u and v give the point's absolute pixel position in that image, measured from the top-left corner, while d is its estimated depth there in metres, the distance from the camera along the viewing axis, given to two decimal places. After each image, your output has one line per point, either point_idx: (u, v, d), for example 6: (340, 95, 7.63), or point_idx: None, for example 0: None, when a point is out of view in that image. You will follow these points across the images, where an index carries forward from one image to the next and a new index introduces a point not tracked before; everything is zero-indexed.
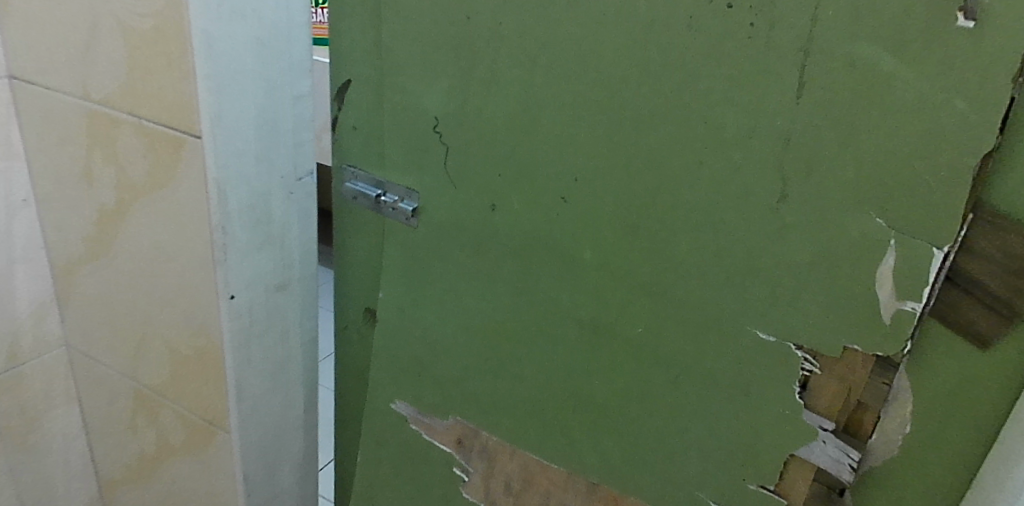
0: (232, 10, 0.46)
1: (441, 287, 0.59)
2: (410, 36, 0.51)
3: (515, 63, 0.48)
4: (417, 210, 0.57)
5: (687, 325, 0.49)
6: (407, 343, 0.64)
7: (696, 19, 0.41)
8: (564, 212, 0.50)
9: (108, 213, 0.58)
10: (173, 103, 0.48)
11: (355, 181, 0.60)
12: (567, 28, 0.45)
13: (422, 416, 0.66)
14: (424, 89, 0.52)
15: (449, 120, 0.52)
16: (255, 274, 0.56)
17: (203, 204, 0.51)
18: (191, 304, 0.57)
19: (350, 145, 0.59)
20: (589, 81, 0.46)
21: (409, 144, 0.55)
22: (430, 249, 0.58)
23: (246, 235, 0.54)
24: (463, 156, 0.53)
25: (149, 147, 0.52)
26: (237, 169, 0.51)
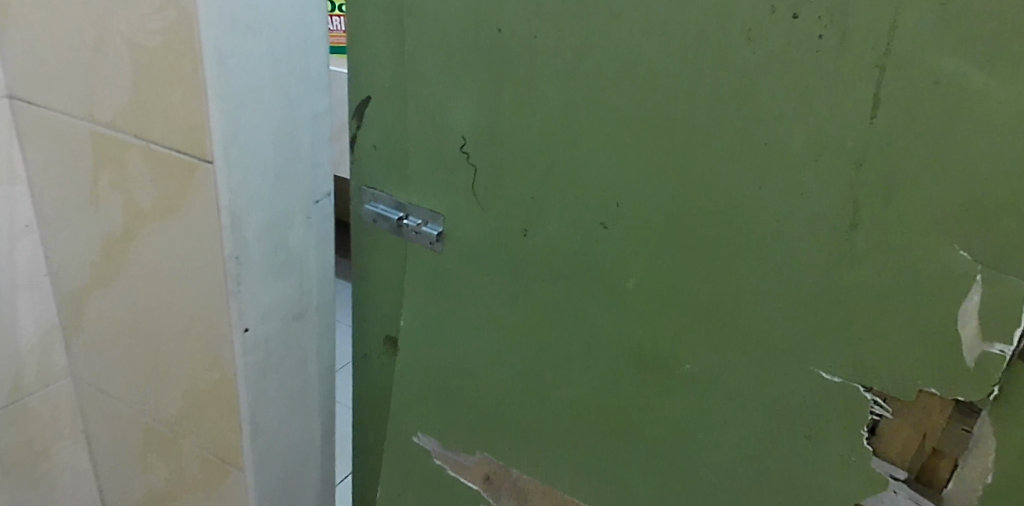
0: (246, 25, 0.42)
1: (468, 315, 0.55)
2: (436, 49, 0.48)
3: (551, 80, 0.44)
4: (442, 235, 0.54)
5: (742, 361, 0.45)
6: (432, 373, 0.60)
7: (758, 31, 0.37)
8: (606, 238, 0.47)
9: (116, 240, 0.54)
10: (184, 125, 0.45)
11: (375, 204, 0.57)
12: (609, 40, 0.41)
13: (447, 451, 0.62)
14: (451, 106, 0.49)
15: (478, 140, 0.48)
16: (270, 304, 0.52)
17: (215, 232, 0.48)
18: (204, 335, 0.53)
19: (369, 165, 0.56)
20: (634, 99, 0.42)
21: (433, 165, 0.52)
22: (457, 275, 0.54)
23: (262, 263, 0.50)
24: (494, 178, 0.49)
25: (158, 171, 0.48)
26: (252, 194, 0.47)
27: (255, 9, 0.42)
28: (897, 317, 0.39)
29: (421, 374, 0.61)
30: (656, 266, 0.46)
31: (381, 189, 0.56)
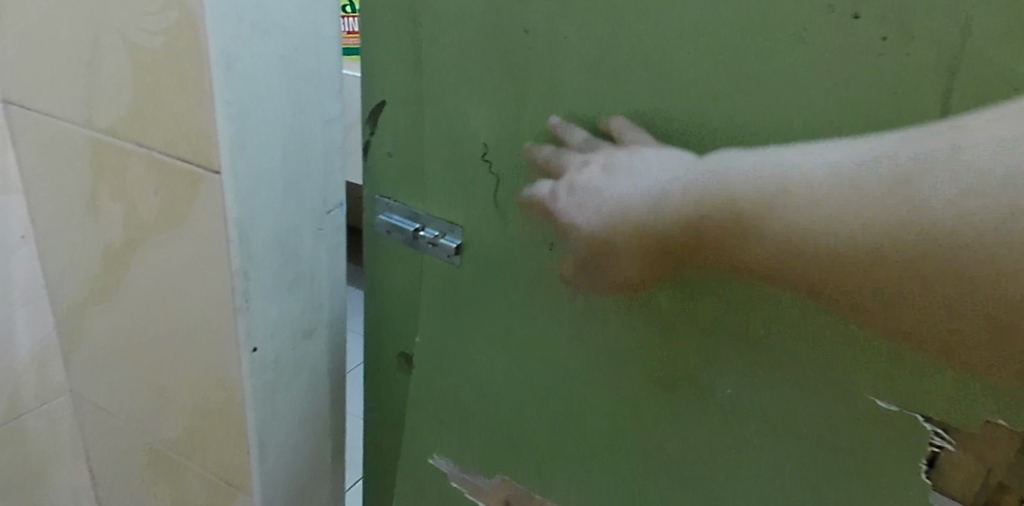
0: (254, 25, 0.39)
1: (487, 332, 0.51)
2: (450, 49, 0.43)
3: (576, 84, 0.40)
4: (462, 248, 0.49)
5: (786, 385, 0.41)
6: (450, 392, 0.56)
7: (812, 31, 0.32)
8: (607, 172, 0.40)
9: (116, 253, 0.51)
10: (189, 132, 0.42)
11: (389, 213, 0.52)
12: (641, 41, 0.37)
13: (465, 474, 0.59)
14: (470, 113, 0.45)
15: (501, 149, 0.44)
16: (279, 321, 0.49)
17: (222, 246, 0.44)
18: (209, 354, 0.50)
19: (381, 174, 0.51)
20: (674, 105, 0.37)
21: (451, 175, 0.47)
22: (477, 293, 0.50)
23: (272, 278, 0.47)
24: (517, 189, 0.45)
25: (161, 182, 0.45)
26: (261, 206, 0.44)
27: (264, 8, 0.39)
28: (964, 234, 0.31)
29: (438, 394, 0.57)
30: (665, 154, 0.38)
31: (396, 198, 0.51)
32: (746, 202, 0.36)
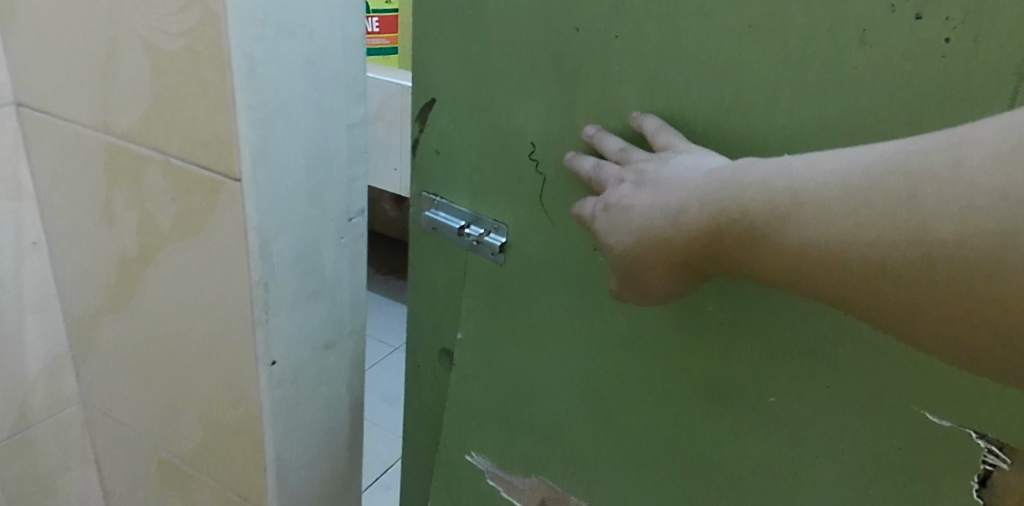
0: (278, 27, 0.38)
1: (529, 334, 0.49)
2: (500, 40, 0.41)
3: (628, 85, 0.38)
4: (507, 246, 0.47)
5: (835, 400, 0.39)
6: (484, 396, 0.54)
7: (873, 32, 0.30)
8: (638, 184, 0.34)
9: (130, 261, 0.50)
10: (207, 138, 0.40)
11: (436, 211, 0.50)
12: (694, 37, 0.35)
13: (501, 472, 0.55)
14: (517, 108, 0.42)
15: (548, 147, 0.42)
16: (299, 334, 0.47)
17: (240, 257, 0.43)
18: (225, 367, 0.49)
19: (426, 169, 0.49)
20: (752, 108, 0.34)
21: (498, 172, 0.45)
22: (520, 294, 0.48)
23: (292, 290, 0.45)
24: (563, 189, 0.42)
25: (178, 189, 0.44)
26: (282, 215, 0.42)
27: (287, 9, 0.38)
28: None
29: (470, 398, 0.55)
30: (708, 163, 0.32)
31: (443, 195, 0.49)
32: (757, 212, 0.28)
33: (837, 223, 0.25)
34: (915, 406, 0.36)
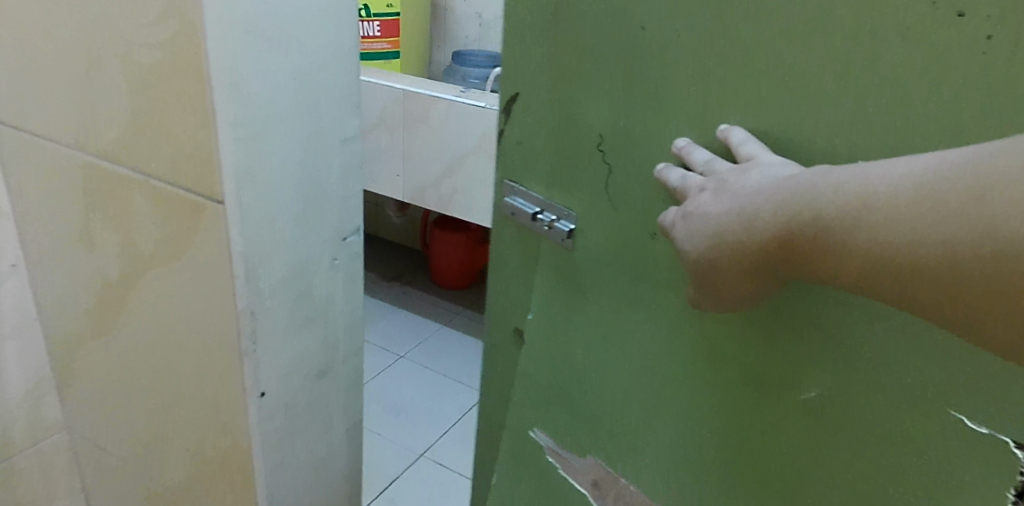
0: (267, 38, 0.35)
1: (581, 323, 0.48)
2: (572, 24, 0.40)
3: (680, 78, 0.36)
4: (574, 232, 0.46)
5: (858, 393, 0.35)
6: (529, 382, 0.52)
7: (924, 36, 0.28)
8: (717, 195, 0.32)
9: (112, 286, 0.47)
10: (189, 156, 0.37)
11: (514, 196, 0.50)
12: (742, 29, 0.33)
13: (559, 450, 0.50)
14: (587, 97, 0.42)
15: (615, 137, 0.41)
16: (291, 361, 0.45)
17: (226, 284, 0.40)
18: (213, 398, 0.45)
19: (511, 159, 0.49)
20: (818, 125, 0.31)
21: (569, 161, 0.45)
22: (580, 283, 0.47)
23: (283, 315, 0.43)
24: (624, 175, 0.41)
25: (161, 212, 0.41)
26: (271, 238, 0.40)
27: (276, 16, 0.35)
28: None
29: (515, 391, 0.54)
30: (786, 172, 0.30)
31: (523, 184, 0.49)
32: (830, 216, 0.26)
33: (908, 236, 0.25)
34: (944, 405, 0.32)
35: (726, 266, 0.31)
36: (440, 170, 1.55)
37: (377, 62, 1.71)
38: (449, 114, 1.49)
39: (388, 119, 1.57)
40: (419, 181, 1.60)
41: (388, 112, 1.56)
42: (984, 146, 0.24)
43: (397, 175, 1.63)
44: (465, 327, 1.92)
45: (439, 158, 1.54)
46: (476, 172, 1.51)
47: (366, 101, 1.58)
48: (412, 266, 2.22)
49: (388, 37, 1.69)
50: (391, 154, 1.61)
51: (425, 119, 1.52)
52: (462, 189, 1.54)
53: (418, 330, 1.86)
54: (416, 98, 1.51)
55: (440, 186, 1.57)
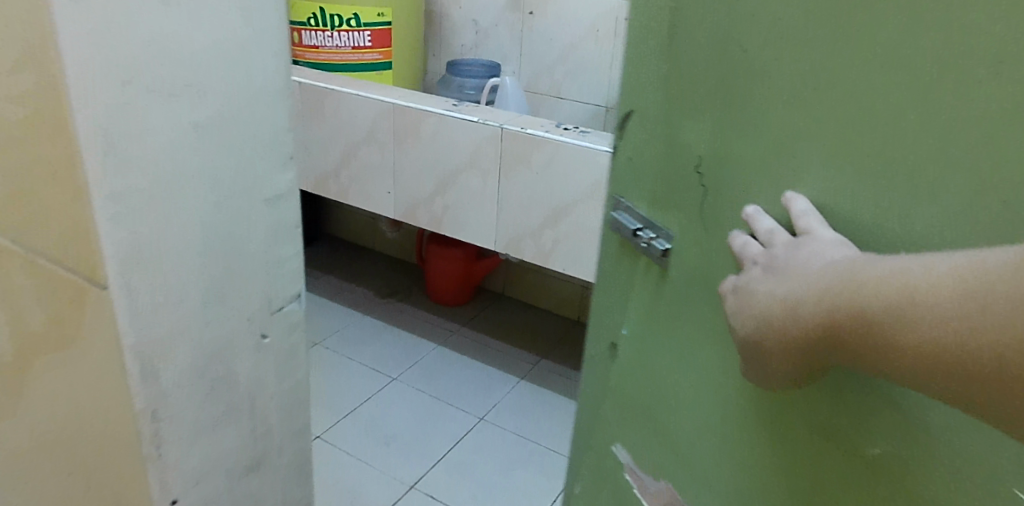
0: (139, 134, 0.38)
1: (676, 325, 0.61)
2: (689, 59, 0.53)
3: (777, 118, 0.46)
4: (669, 253, 0.60)
5: (924, 458, 0.41)
6: (639, 381, 0.68)
7: (1005, 66, 0.34)
8: (767, 270, 0.44)
9: (25, 357, 0.47)
10: (67, 243, 0.40)
11: (621, 212, 0.67)
12: (839, 70, 0.41)
13: (636, 470, 0.71)
14: (690, 127, 0.55)
15: (710, 160, 0.53)
16: (187, 422, 0.48)
17: (113, 359, 0.42)
18: (118, 465, 0.47)
19: (624, 176, 0.66)
20: (856, 193, 0.42)
21: (668, 179, 0.59)
22: (677, 291, 0.60)
23: (175, 382, 0.46)
24: (718, 196, 0.53)
25: (59, 291, 0.42)
26: (156, 316, 0.43)
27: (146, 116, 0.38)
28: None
29: (623, 381, 0.71)
30: (833, 252, 0.40)
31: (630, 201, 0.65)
32: (875, 312, 0.34)
33: (927, 334, 0.33)
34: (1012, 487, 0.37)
35: (769, 345, 0.42)
36: (431, 186, 1.49)
37: (366, 73, 1.70)
38: (439, 130, 1.43)
39: (378, 134, 1.51)
40: (410, 199, 1.54)
41: (378, 127, 1.50)
42: (986, 256, 0.32)
43: (387, 192, 1.56)
44: (458, 348, 1.91)
45: (430, 175, 1.48)
46: (468, 190, 1.45)
47: (355, 115, 1.52)
48: (404, 284, 2.19)
49: (379, 47, 1.68)
50: (381, 171, 1.55)
51: (415, 134, 1.46)
52: (454, 206, 1.48)
53: (410, 352, 1.87)
54: (406, 111, 1.45)
55: (431, 203, 1.51)
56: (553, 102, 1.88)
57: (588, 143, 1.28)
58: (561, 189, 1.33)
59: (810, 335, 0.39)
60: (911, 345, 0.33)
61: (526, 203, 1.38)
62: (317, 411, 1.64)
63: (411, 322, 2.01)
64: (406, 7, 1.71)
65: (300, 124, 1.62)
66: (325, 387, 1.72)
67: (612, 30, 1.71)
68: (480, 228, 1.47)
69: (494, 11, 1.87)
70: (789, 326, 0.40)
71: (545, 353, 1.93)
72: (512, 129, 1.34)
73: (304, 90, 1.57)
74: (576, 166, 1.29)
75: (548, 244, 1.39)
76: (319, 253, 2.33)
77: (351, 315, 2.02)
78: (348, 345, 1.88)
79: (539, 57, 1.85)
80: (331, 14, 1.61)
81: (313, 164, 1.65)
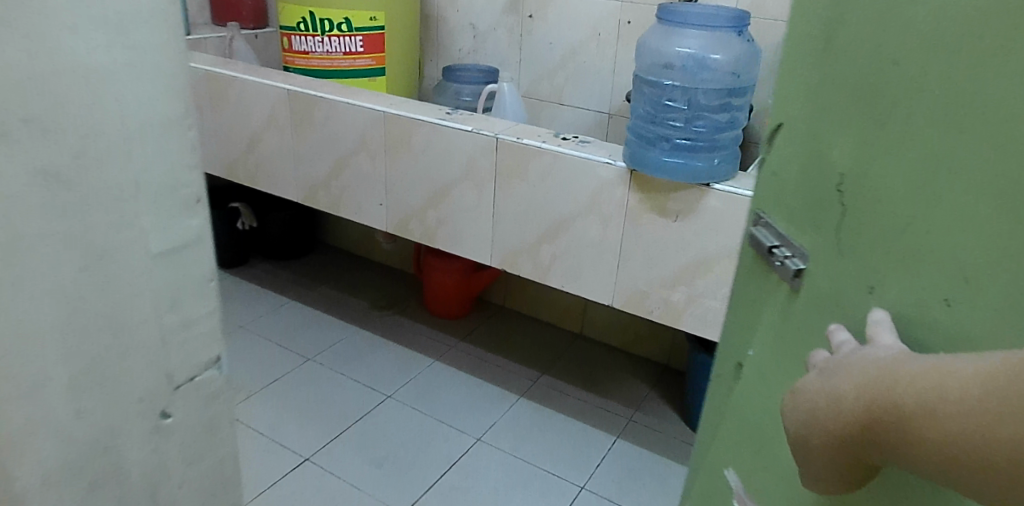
0: None
1: (800, 358, 0.56)
2: (842, 63, 0.49)
3: (924, 136, 0.42)
4: (803, 272, 0.55)
5: None
6: (758, 413, 0.63)
7: None
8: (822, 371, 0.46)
9: None
10: None
11: (761, 226, 0.62)
12: (997, 81, 0.38)
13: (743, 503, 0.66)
14: (836, 140, 0.50)
15: (852, 178, 0.49)
16: None
17: None
18: None
19: (766, 191, 0.61)
20: (1006, 223, 0.38)
21: (807, 194, 0.54)
22: (804, 319, 0.55)
23: None
24: (857, 218, 0.48)
25: None
26: None
27: None
28: None
29: (743, 410, 0.66)
30: (888, 344, 0.43)
31: (772, 217, 0.60)
32: (908, 403, 0.38)
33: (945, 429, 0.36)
34: None
35: (812, 443, 0.45)
36: (424, 199, 1.43)
37: (359, 80, 1.63)
38: (432, 140, 1.36)
39: (369, 144, 1.45)
40: (403, 211, 1.47)
41: (369, 137, 1.44)
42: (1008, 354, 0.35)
43: (379, 204, 1.50)
44: (456, 364, 1.85)
45: (423, 186, 1.42)
46: (462, 203, 1.38)
47: (345, 124, 1.46)
48: (402, 296, 2.12)
49: (372, 53, 1.62)
50: (372, 182, 1.48)
51: (407, 144, 1.40)
52: (448, 220, 1.41)
53: (406, 368, 1.82)
54: (398, 120, 1.39)
55: (424, 216, 1.45)
56: (553, 109, 1.81)
57: (587, 154, 1.21)
58: (559, 203, 1.26)
59: (845, 424, 0.42)
60: (926, 441, 0.37)
61: (523, 217, 1.31)
62: (307, 432, 1.57)
63: (408, 336, 1.94)
64: (399, 11, 1.64)
65: (289, 134, 1.56)
66: (317, 405, 1.66)
67: (614, 34, 1.65)
68: (475, 242, 1.40)
69: (493, 14, 1.80)
70: (827, 407, 0.43)
71: (546, 368, 1.86)
72: (509, 139, 1.27)
73: (294, 98, 1.51)
74: (575, 179, 1.22)
75: (546, 260, 1.33)
76: (315, 264, 2.27)
77: (345, 329, 1.95)
78: (342, 361, 1.82)
79: (539, 62, 1.79)
80: (321, 19, 1.56)
81: (303, 175, 1.59)
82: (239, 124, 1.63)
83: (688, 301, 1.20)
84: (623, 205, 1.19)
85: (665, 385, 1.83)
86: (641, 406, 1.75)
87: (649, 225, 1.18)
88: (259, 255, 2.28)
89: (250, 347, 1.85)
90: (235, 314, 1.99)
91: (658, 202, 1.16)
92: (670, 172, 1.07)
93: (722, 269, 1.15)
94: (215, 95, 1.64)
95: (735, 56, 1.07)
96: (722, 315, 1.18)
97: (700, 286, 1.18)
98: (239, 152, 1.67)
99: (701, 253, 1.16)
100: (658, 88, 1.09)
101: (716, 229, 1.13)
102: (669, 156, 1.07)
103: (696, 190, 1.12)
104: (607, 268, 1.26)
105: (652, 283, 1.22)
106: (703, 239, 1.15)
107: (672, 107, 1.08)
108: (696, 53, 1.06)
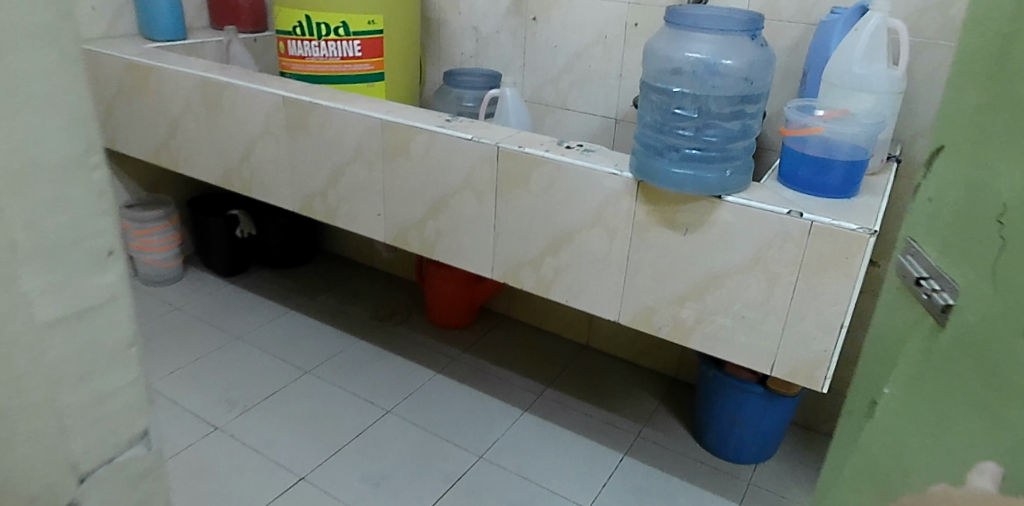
0: None
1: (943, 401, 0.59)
2: (1008, 99, 0.54)
3: None
4: (951, 307, 0.59)
5: None
6: (886, 451, 0.68)
7: None
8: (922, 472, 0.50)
9: None
10: None
11: (911, 253, 0.68)
12: None
13: None
14: (1004, 171, 0.54)
15: (1013, 207, 0.52)
16: None
17: None
18: None
19: (919, 217, 0.67)
20: None
21: (966, 221, 0.58)
22: (942, 350, 0.60)
23: None
24: (1005, 246, 0.53)
25: None
26: None
27: None
28: None
29: (873, 446, 0.71)
30: None
31: (921, 247, 0.66)
32: None
33: None
34: None
35: None
36: (423, 209, 1.38)
37: (357, 85, 1.58)
38: (431, 149, 1.31)
39: (366, 153, 1.40)
40: (401, 222, 1.42)
41: (366, 145, 1.39)
42: None
43: (377, 214, 1.45)
44: (458, 376, 1.80)
45: (421, 196, 1.37)
46: (461, 213, 1.33)
47: (342, 132, 1.41)
48: (404, 305, 2.08)
49: (370, 57, 1.57)
50: (369, 192, 1.44)
51: (405, 152, 1.35)
52: (448, 231, 1.36)
53: (406, 381, 1.77)
54: (396, 128, 1.34)
55: (423, 227, 1.40)
56: (558, 114, 1.76)
57: (591, 163, 1.15)
58: (562, 214, 1.21)
59: None
60: None
61: (524, 229, 1.26)
62: (303, 448, 1.53)
63: (409, 348, 1.89)
64: (398, 14, 1.60)
65: (285, 142, 1.52)
66: (314, 420, 1.61)
67: (621, 37, 1.59)
68: (476, 255, 1.35)
69: (496, 17, 1.76)
70: None
71: (551, 381, 1.81)
72: (510, 148, 1.22)
73: (289, 105, 1.46)
74: (579, 190, 1.17)
75: (549, 274, 1.27)
76: (316, 272, 2.23)
77: (344, 340, 1.91)
78: (340, 374, 1.78)
79: (543, 66, 1.73)
80: (318, 23, 1.51)
81: (299, 184, 1.54)
82: (234, 131, 1.59)
83: (699, 318, 1.14)
84: (630, 217, 1.14)
85: (674, 399, 1.77)
86: (649, 420, 1.69)
87: (657, 239, 1.13)
88: (259, 263, 2.25)
89: (247, 360, 1.81)
90: (233, 324, 1.95)
91: (667, 214, 1.10)
92: (680, 184, 1.01)
93: (734, 285, 1.09)
94: (210, 102, 1.60)
95: (748, 60, 1.00)
96: (734, 333, 1.12)
97: (711, 302, 1.12)
98: (235, 160, 1.63)
99: (712, 268, 1.10)
100: (666, 96, 1.02)
101: (728, 243, 1.07)
102: (678, 168, 1.01)
103: (707, 202, 1.06)
104: (613, 283, 1.21)
105: (660, 299, 1.17)
106: (714, 253, 1.09)
107: (681, 116, 1.01)
108: (706, 59, 0.99)
